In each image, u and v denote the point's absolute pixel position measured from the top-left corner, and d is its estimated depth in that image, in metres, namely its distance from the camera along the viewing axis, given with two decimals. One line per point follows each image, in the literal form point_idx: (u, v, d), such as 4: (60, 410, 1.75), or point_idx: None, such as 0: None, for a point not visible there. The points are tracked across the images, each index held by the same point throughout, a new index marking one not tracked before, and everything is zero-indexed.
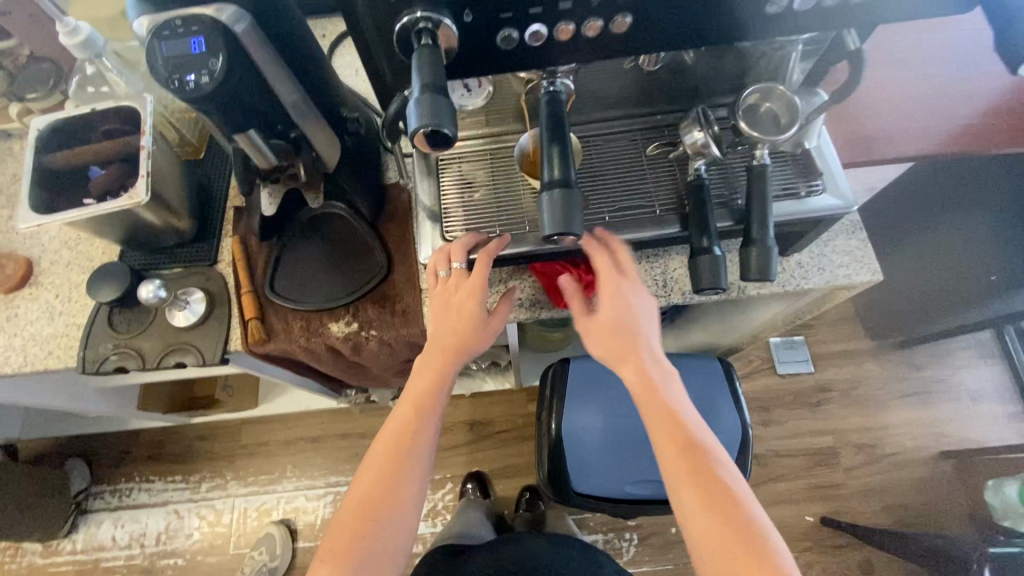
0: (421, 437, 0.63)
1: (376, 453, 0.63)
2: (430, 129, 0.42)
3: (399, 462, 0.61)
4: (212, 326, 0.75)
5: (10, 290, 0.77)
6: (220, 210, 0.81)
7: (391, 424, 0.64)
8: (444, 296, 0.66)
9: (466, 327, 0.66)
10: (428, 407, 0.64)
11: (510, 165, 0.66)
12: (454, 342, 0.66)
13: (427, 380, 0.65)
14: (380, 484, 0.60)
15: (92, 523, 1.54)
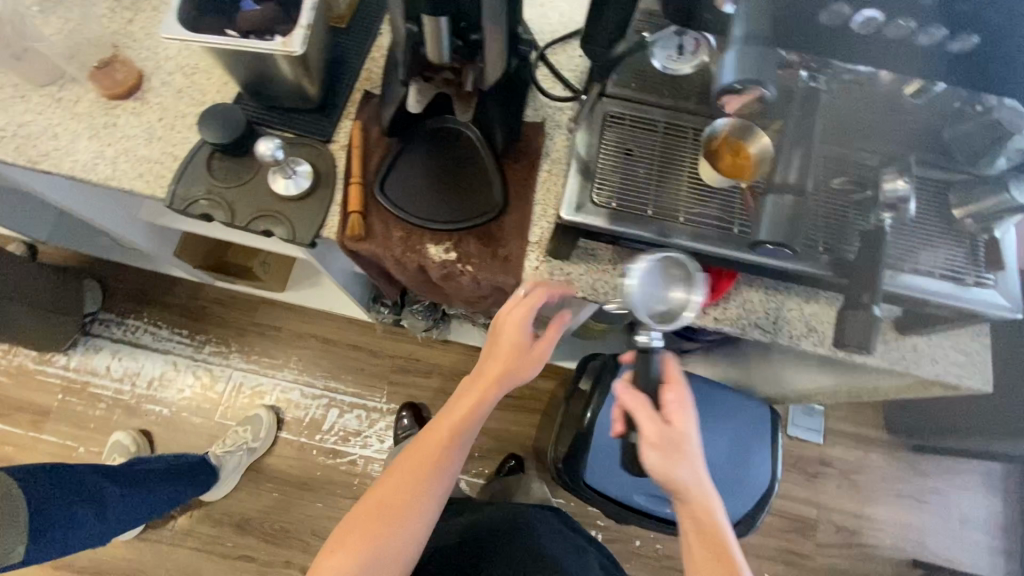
0: (444, 459, 0.67)
1: (400, 469, 0.67)
2: (747, 85, 0.46)
3: (419, 481, 0.66)
4: (309, 205, 0.71)
5: (114, 96, 0.73)
6: (347, 89, 0.75)
7: (421, 441, 0.68)
8: (500, 325, 0.67)
9: (512, 365, 0.66)
10: (458, 432, 0.67)
11: (680, 146, 0.60)
12: (493, 376, 0.66)
13: (462, 409, 0.67)
14: (400, 500, 0.65)
15: (91, 346, 1.53)
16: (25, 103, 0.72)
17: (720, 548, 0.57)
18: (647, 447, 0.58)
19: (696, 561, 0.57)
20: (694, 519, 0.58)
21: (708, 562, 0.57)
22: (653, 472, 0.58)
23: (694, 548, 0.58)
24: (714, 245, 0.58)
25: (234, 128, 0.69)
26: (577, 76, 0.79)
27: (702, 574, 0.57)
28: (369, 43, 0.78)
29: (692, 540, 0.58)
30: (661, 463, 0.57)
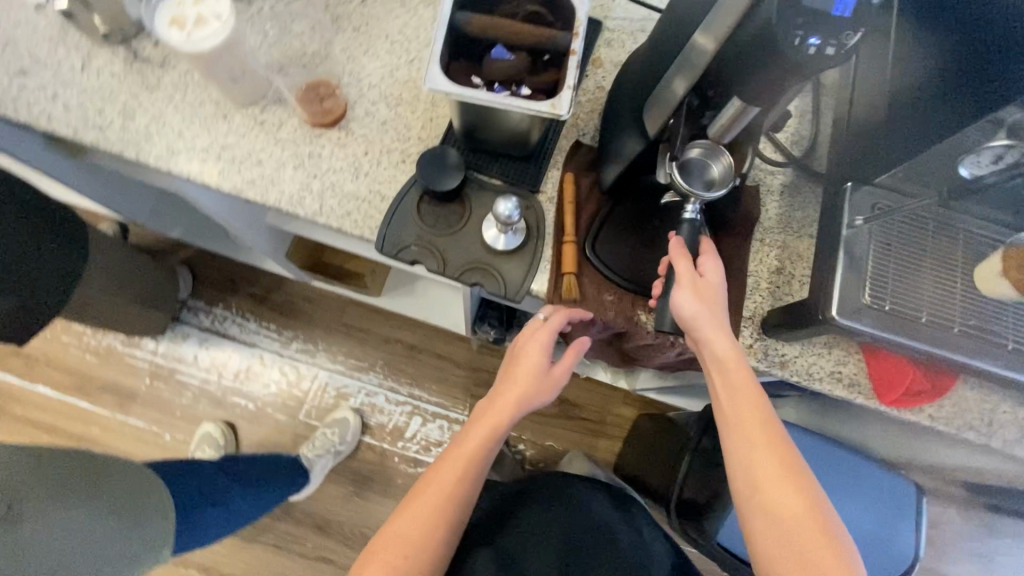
0: (468, 482, 0.64)
1: (424, 498, 0.64)
2: None
3: (444, 508, 0.63)
4: (519, 260, 0.68)
5: (320, 125, 0.69)
6: (556, 136, 0.72)
7: (441, 467, 0.65)
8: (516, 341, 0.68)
9: (527, 382, 0.65)
10: (483, 449, 0.64)
11: (951, 250, 0.57)
12: (513, 397, 0.65)
13: (485, 429, 0.64)
14: (425, 531, 0.63)
15: (179, 333, 1.52)
16: (227, 123, 0.69)
17: (759, 404, 0.55)
18: (676, 290, 0.57)
19: (732, 412, 0.55)
20: (728, 375, 0.56)
21: (749, 417, 0.55)
22: (685, 309, 0.57)
23: (733, 410, 0.55)
24: (990, 362, 0.54)
25: (453, 175, 0.66)
26: (788, 140, 0.74)
27: (745, 436, 0.55)
28: (576, 87, 0.74)
29: (730, 398, 0.56)
30: (694, 302, 0.57)
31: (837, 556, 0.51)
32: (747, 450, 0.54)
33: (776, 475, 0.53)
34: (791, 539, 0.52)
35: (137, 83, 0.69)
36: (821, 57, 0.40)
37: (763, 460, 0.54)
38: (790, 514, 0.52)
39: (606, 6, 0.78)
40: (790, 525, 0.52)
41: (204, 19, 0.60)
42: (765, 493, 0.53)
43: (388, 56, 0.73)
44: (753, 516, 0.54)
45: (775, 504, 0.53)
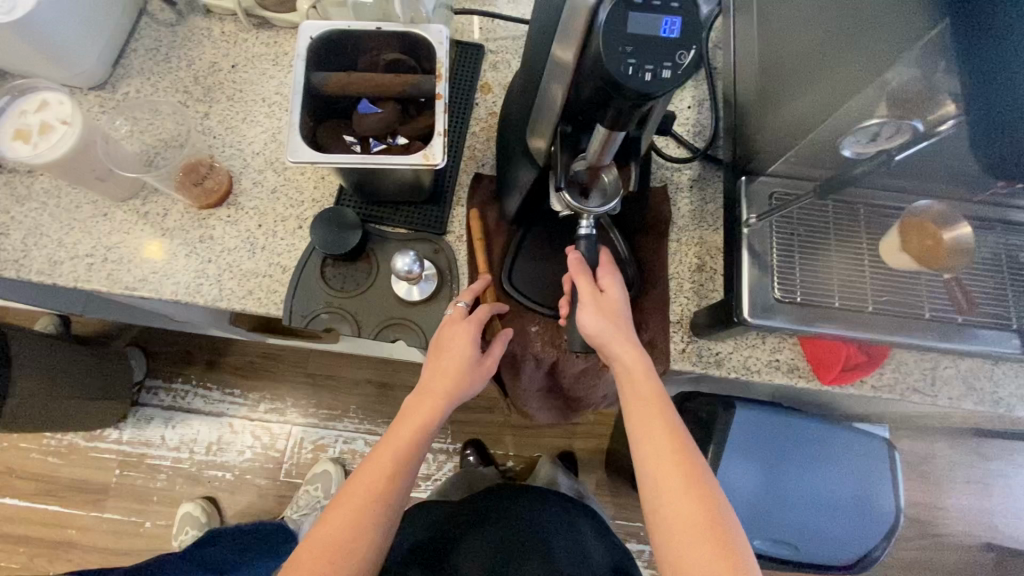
0: (393, 485, 0.55)
1: (342, 504, 0.54)
2: None
3: (363, 514, 0.54)
4: (437, 307, 0.66)
5: (206, 206, 0.66)
6: (453, 172, 0.70)
7: (364, 466, 0.56)
8: (443, 332, 0.61)
9: (457, 373, 0.59)
10: (413, 445, 0.57)
11: (853, 229, 0.56)
12: (442, 388, 0.58)
13: (414, 425, 0.57)
14: (340, 543, 0.53)
15: (142, 417, 1.47)
16: (108, 221, 0.66)
17: (661, 408, 0.53)
18: (579, 309, 0.56)
19: (635, 416, 0.53)
20: (629, 383, 0.54)
21: (650, 424, 0.52)
22: (586, 326, 0.56)
23: (634, 417, 0.53)
24: (908, 335, 0.53)
25: (350, 235, 0.63)
26: (689, 132, 0.73)
27: (645, 442, 0.52)
28: (466, 118, 0.72)
29: (631, 405, 0.54)
30: (595, 319, 0.55)
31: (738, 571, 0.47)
32: (649, 457, 0.51)
33: (675, 481, 0.50)
34: (688, 551, 0.48)
35: (6, 196, 0.66)
36: (659, 82, 0.38)
37: (663, 466, 0.51)
38: (688, 523, 0.48)
39: (485, 28, 0.76)
40: (689, 535, 0.48)
41: (49, 126, 0.58)
42: (664, 501, 0.50)
43: (267, 120, 0.70)
44: (654, 527, 0.50)
45: (671, 513, 0.49)
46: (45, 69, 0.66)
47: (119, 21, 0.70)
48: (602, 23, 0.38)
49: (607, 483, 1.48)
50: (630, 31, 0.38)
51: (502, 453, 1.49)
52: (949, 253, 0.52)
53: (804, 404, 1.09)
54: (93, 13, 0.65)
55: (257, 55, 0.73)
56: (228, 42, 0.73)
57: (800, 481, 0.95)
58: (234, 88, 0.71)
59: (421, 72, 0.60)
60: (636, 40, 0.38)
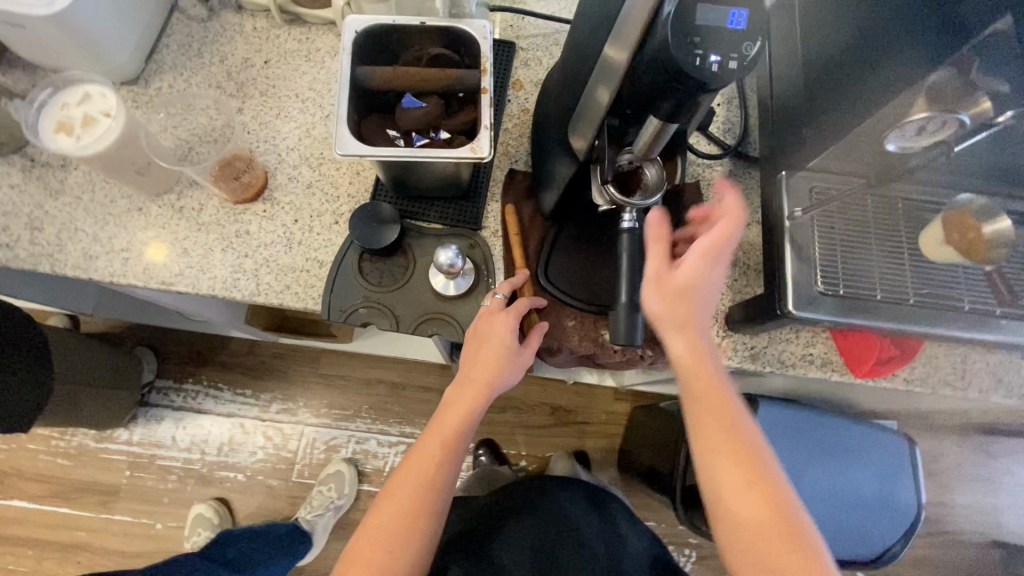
0: (444, 474, 0.57)
1: (396, 494, 0.56)
2: None
3: (419, 505, 0.56)
4: (474, 302, 0.66)
5: (241, 201, 0.66)
6: (488, 168, 0.70)
7: (413, 457, 0.57)
8: (481, 324, 0.61)
9: (496, 363, 0.59)
10: (459, 434, 0.57)
11: (893, 223, 0.57)
12: (484, 377, 0.58)
13: (458, 414, 0.58)
14: (399, 531, 0.55)
15: (152, 417, 1.46)
16: (143, 216, 0.65)
17: (725, 402, 0.53)
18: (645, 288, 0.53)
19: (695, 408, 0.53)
20: (694, 375, 0.53)
21: (714, 418, 0.52)
22: (652, 306, 0.53)
23: (699, 411, 0.53)
24: (951, 327, 0.54)
25: (388, 229, 0.63)
26: (719, 129, 0.73)
27: (712, 436, 0.52)
28: (499, 115, 0.72)
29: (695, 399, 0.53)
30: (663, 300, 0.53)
31: (800, 553, 0.49)
32: (716, 450, 0.52)
33: (741, 473, 0.51)
34: (756, 537, 0.50)
35: (39, 191, 0.65)
36: (725, 72, 0.39)
37: (729, 460, 0.52)
38: (756, 512, 0.50)
39: (516, 26, 0.76)
40: (757, 523, 0.50)
41: (91, 119, 0.58)
42: (731, 492, 0.51)
43: (301, 115, 0.70)
44: (718, 514, 0.52)
45: (737, 503, 0.51)
46: (80, 64, 0.65)
47: (152, 16, 0.70)
48: (670, 14, 0.39)
49: (620, 482, 1.49)
50: (697, 23, 0.38)
51: (515, 452, 1.49)
52: (989, 246, 0.54)
53: (822, 401, 1.10)
54: (129, 7, 0.65)
55: (289, 51, 0.73)
56: (260, 37, 0.73)
57: (822, 477, 0.96)
58: (267, 84, 0.71)
59: (463, 67, 0.60)
60: (705, 30, 0.38)
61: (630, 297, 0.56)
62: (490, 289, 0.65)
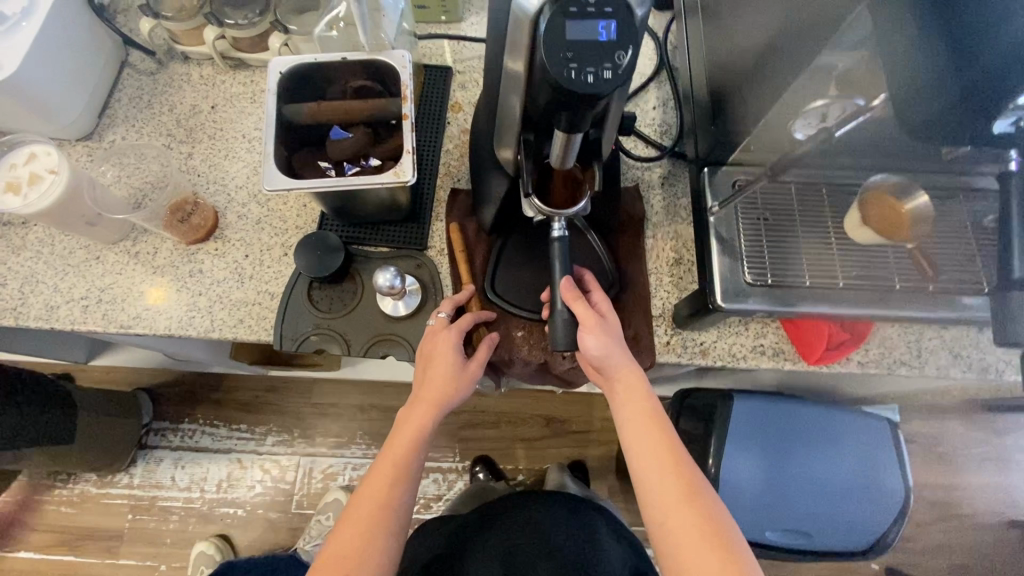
0: (399, 493, 0.58)
1: (354, 517, 0.57)
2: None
3: (376, 525, 0.56)
4: (424, 321, 0.67)
5: (193, 241, 0.68)
6: (430, 189, 0.72)
7: (369, 479, 0.58)
8: (427, 344, 0.63)
9: (444, 379, 0.60)
10: (411, 453, 0.59)
11: (819, 211, 0.58)
12: (431, 396, 0.60)
13: (408, 434, 0.60)
14: (353, 555, 0.55)
15: (152, 459, 1.48)
16: (101, 264, 0.68)
17: (660, 413, 0.55)
18: (584, 332, 0.56)
19: (628, 420, 0.56)
20: (628, 397, 0.56)
21: (644, 440, 0.54)
22: (591, 347, 0.56)
23: (639, 421, 0.55)
24: (879, 307, 0.54)
25: (333, 257, 0.65)
26: (655, 131, 0.75)
27: (642, 457, 0.54)
28: (440, 138, 0.75)
29: (628, 418, 0.56)
30: (602, 341, 0.56)
31: (736, 566, 0.49)
32: (645, 471, 0.53)
33: (673, 495, 0.52)
34: (692, 563, 0.50)
35: (1, 248, 0.68)
36: (603, 82, 0.40)
37: (660, 480, 0.53)
38: (690, 534, 0.50)
39: (452, 50, 0.79)
40: (692, 550, 0.50)
41: (37, 176, 0.61)
42: (667, 514, 0.51)
43: (248, 155, 0.73)
44: (657, 540, 0.52)
45: (671, 526, 0.51)
46: (34, 127, 0.69)
47: (101, 74, 0.73)
48: (542, 32, 0.40)
49: (619, 489, 1.47)
50: (570, 37, 0.40)
51: (512, 467, 1.49)
52: (910, 224, 0.55)
53: (804, 391, 1.08)
54: (74, 67, 0.69)
55: (234, 94, 0.76)
56: (207, 84, 0.77)
57: (803, 468, 0.95)
58: (215, 128, 0.74)
59: (388, 96, 0.62)
60: (576, 45, 0.40)
61: (564, 306, 0.57)
62: (437, 307, 0.66)
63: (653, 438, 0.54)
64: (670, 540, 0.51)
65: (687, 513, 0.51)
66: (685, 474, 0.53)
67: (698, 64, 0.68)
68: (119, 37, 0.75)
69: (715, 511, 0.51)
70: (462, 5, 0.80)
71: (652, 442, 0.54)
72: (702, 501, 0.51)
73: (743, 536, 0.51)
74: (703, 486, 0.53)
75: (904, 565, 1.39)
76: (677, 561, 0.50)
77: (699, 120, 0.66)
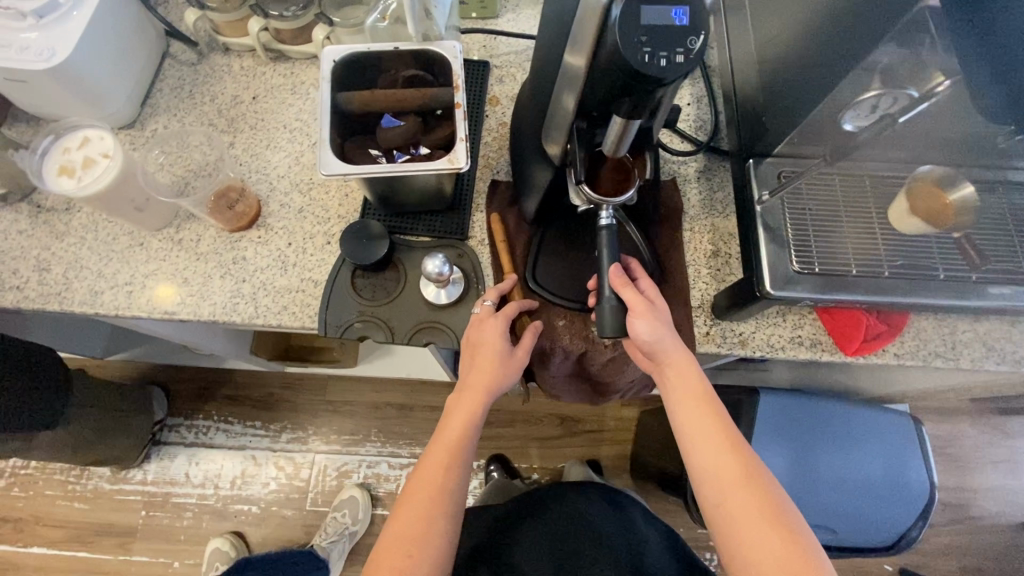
0: (454, 477, 0.58)
1: (410, 502, 0.57)
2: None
3: (433, 508, 0.56)
4: (466, 309, 0.68)
5: (236, 229, 0.69)
6: (471, 180, 0.73)
7: (424, 464, 0.59)
8: (474, 331, 0.63)
9: (494, 365, 0.61)
10: (463, 438, 0.59)
11: (864, 202, 0.59)
12: (481, 382, 0.60)
13: (460, 420, 0.60)
14: (413, 538, 0.55)
15: (166, 455, 1.48)
16: (145, 251, 0.68)
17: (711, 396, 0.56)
18: (634, 317, 0.57)
19: (680, 404, 0.56)
20: (680, 381, 0.56)
21: (699, 423, 0.55)
22: (642, 332, 0.57)
23: (691, 405, 0.56)
24: (925, 295, 0.55)
25: (378, 245, 0.66)
26: (691, 127, 0.76)
27: (697, 440, 0.55)
28: (478, 131, 0.76)
29: (680, 401, 0.56)
30: (652, 326, 0.57)
31: (797, 544, 0.49)
32: (700, 452, 0.54)
33: (729, 475, 0.52)
34: (753, 542, 0.50)
35: (45, 234, 0.68)
36: (675, 65, 0.41)
37: (716, 461, 0.53)
38: (749, 514, 0.51)
39: (490, 45, 0.80)
40: (752, 528, 0.50)
41: (91, 160, 0.62)
42: (724, 496, 0.52)
43: (290, 145, 0.74)
44: (715, 520, 0.53)
45: (729, 506, 0.52)
46: (79, 113, 0.69)
47: (144, 64, 0.74)
48: (616, 18, 0.41)
49: (634, 489, 1.48)
50: (644, 22, 0.41)
51: (528, 465, 1.49)
52: (959, 213, 0.56)
53: (826, 389, 1.09)
54: (120, 55, 0.69)
55: (275, 85, 0.77)
56: (248, 75, 0.77)
57: (828, 463, 0.95)
58: (256, 118, 0.75)
59: (437, 86, 0.63)
60: (650, 30, 0.41)
61: (612, 292, 0.57)
62: (480, 295, 0.67)
63: (706, 421, 0.55)
64: (729, 519, 0.52)
65: (744, 492, 0.52)
66: (740, 456, 0.53)
67: (738, 60, 0.69)
68: (162, 27, 0.76)
69: (774, 491, 0.52)
70: (500, 2, 0.81)
71: (706, 424, 0.55)
72: (759, 481, 0.52)
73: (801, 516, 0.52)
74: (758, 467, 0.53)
75: (918, 566, 1.40)
76: (737, 540, 0.51)
77: (739, 114, 0.67)
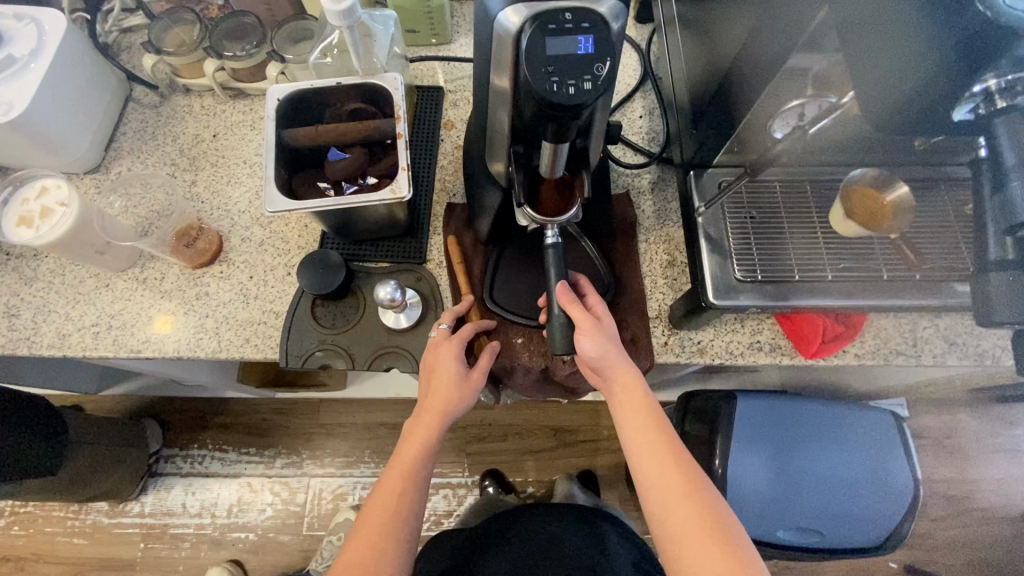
0: (408, 502, 0.59)
1: (364, 527, 0.58)
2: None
3: (386, 534, 0.57)
4: (425, 332, 0.69)
5: (198, 265, 0.70)
6: (427, 205, 0.74)
7: (380, 489, 0.60)
8: (430, 355, 0.64)
9: (448, 389, 0.62)
10: (418, 462, 0.60)
11: (804, 208, 0.59)
12: (435, 406, 0.61)
13: (415, 444, 0.61)
14: (364, 564, 0.55)
15: (162, 486, 1.49)
16: (111, 291, 0.70)
17: (658, 413, 0.56)
18: (580, 334, 0.57)
19: (627, 421, 0.57)
20: (627, 398, 0.57)
21: (645, 440, 0.55)
22: (588, 350, 0.57)
23: (638, 422, 0.56)
24: (868, 297, 0.56)
25: (334, 274, 0.67)
26: (643, 139, 0.77)
27: (643, 456, 0.55)
28: (434, 154, 0.77)
29: (627, 419, 0.57)
30: (598, 344, 0.57)
31: (738, 560, 0.50)
32: (646, 469, 0.54)
33: (673, 492, 0.53)
34: (695, 560, 0.50)
35: (14, 280, 0.70)
36: (584, 93, 0.43)
37: (661, 478, 0.53)
38: (690, 530, 0.51)
39: (444, 71, 0.82)
40: (694, 545, 0.51)
41: (49, 209, 0.63)
42: (668, 511, 0.52)
43: (249, 179, 0.76)
44: (660, 538, 0.53)
45: (672, 523, 0.52)
46: (43, 162, 0.72)
47: (106, 110, 0.76)
48: (524, 49, 0.43)
49: (630, 498, 1.47)
50: (550, 52, 0.42)
51: (521, 479, 1.48)
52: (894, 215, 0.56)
53: (808, 388, 1.09)
54: (80, 103, 0.71)
55: (235, 122, 0.79)
56: (208, 114, 0.79)
57: (810, 464, 0.95)
58: (217, 155, 0.77)
59: (383, 116, 0.65)
60: (556, 60, 0.42)
61: (560, 310, 0.58)
62: (438, 318, 0.68)
63: (653, 438, 0.55)
64: (673, 537, 0.52)
65: (688, 509, 0.52)
66: (684, 471, 0.54)
67: (681, 72, 0.70)
68: (123, 73, 0.79)
69: (717, 506, 0.52)
70: (451, 27, 0.83)
71: (652, 440, 0.55)
72: (703, 498, 0.52)
73: (745, 531, 0.52)
74: (702, 483, 0.54)
75: (922, 562, 1.38)
76: (681, 558, 0.51)
77: (683, 125, 0.68)
